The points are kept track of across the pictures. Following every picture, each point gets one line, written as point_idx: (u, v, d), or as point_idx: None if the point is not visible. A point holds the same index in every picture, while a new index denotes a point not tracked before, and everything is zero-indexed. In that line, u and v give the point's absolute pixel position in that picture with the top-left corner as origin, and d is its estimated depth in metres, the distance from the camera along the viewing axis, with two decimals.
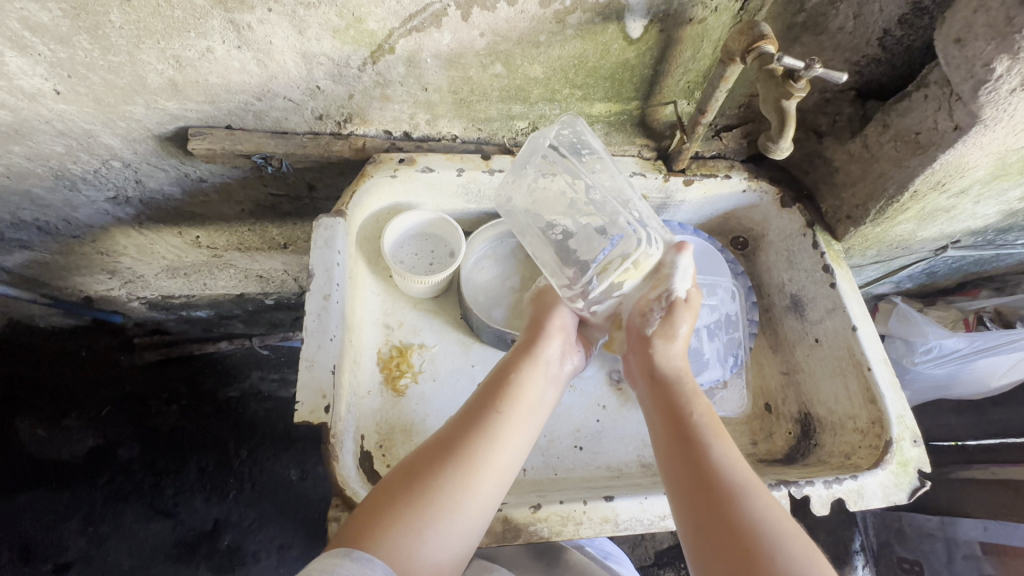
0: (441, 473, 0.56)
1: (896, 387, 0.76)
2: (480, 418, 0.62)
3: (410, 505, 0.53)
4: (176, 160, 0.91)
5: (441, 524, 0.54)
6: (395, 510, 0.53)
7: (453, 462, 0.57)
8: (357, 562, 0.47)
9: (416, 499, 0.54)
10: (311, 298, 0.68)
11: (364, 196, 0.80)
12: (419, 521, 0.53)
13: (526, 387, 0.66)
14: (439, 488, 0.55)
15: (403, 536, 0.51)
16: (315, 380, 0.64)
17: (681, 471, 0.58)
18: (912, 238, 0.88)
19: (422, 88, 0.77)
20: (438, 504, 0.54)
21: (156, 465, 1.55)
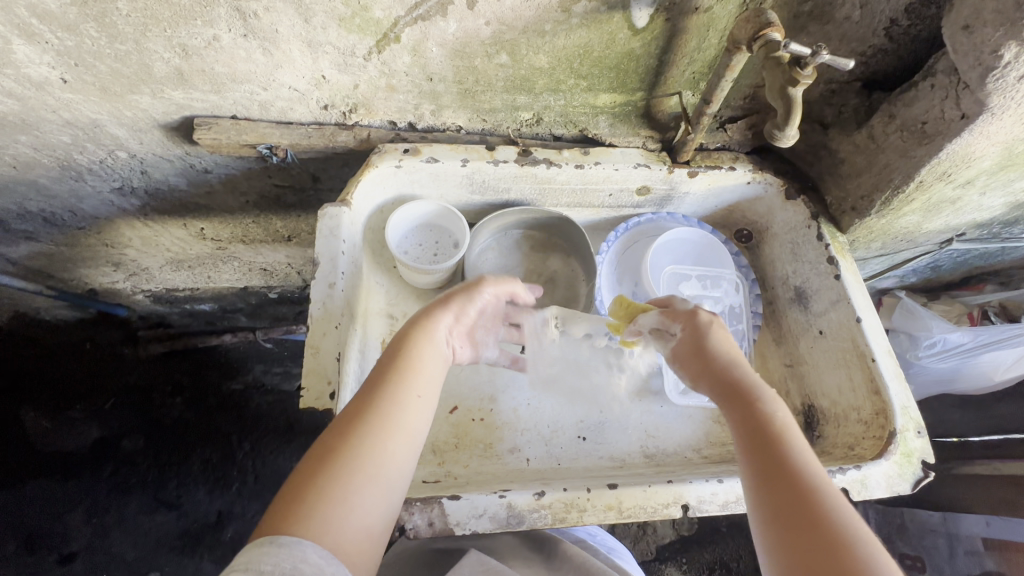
0: (357, 445, 0.53)
1: (900, 378, 0.76)
2: (385, 388, 0.58)
3: (329, 480, 0.51)
4: (181, 151, 0.91)
5: (364, 492, 0.52)
6: (313, 487, 0.50)
7: (364, 431, 0.54)
8: (285, 546, 0.45)
9: (335, 473, 0.51)
10: (316, 286, 0.69)
11: (369, 186, 0.80)
12: (339, 494, 0.50)
13: (426, 352, 0.63)
14: (354, 458, 0.53)
15: (328, 509, 0.49)
16: (321, 367, 0.64)
17: (763, 469, 0.56)
18: (917, 231, 0.88)
19: (428, 78, 0.77)
20: (356, 473, 0.52)
21: (160, 457, 1.56)
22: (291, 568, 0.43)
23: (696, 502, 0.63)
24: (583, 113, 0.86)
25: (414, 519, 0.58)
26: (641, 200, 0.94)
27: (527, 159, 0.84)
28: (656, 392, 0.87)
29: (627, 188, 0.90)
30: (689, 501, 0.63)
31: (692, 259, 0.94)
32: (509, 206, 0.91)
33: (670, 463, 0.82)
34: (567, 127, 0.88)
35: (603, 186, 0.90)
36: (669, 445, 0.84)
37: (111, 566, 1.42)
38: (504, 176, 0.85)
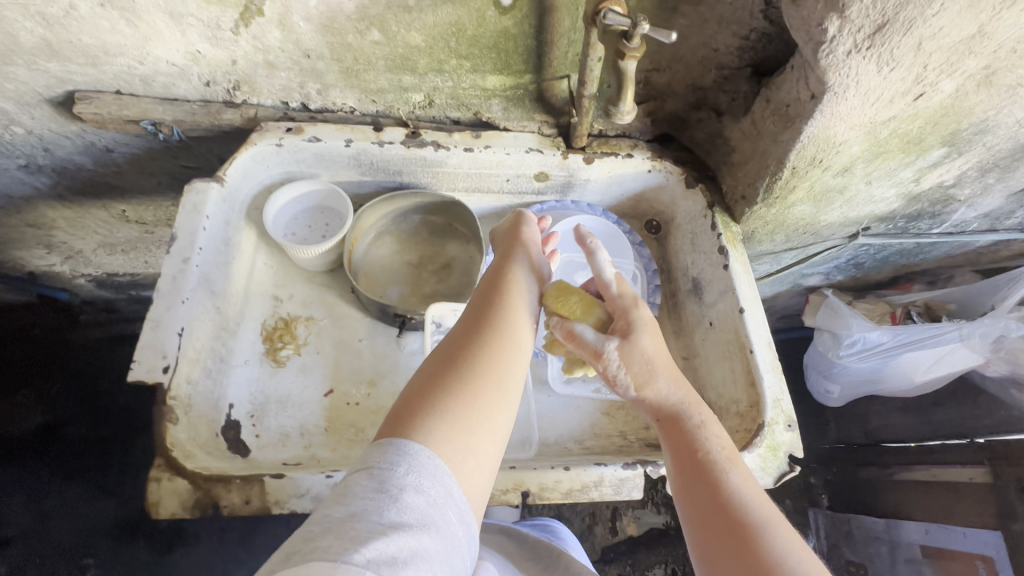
0: (471, 369, 0.53)
1: (776, 370, 0.74)
2: (488, 309, 0.60)
3: (451, 397, 0.50)
4: (77, 127, 0.91)
5: (491, 402, 0.52)
6: (440, 404, 0.49)
7: (472, 355, 0.54)
8: (418, 453, 0.44)
9: (456, 390, 0.51)
10: (169, 261, 0.68)
11: (248, 164, 0.79)
12: (462, 410, 0.50)
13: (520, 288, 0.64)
14: (473, 378, 0.53)
15: (462, 413, 0.50)
16: (159, 341, 0.63)
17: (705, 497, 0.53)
18: (816, 223, 0.86)
19: (304, 54, 0.76)
20: (478, 390, 0.52)
21: (105, 443, 1.48)
22: (440, 486, 0.43)
23: (536, 489, 0.62)
24: (474, 95, 0.84)
25: (231, 496, 0.57)
26: (542, 187, 0.92)
27: (414, 141, 0.83)
28: (542, 381, 0.85)
29: (524, 173, 0.89)
30: (528, 488, 0.62)
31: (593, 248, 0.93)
32: (404, 189, 0.90)
33: (548, 453, 0.80)
34: (460, 110, 0.86)
35: (499, 171, 0.88)
36: (552, 435, 0.82)
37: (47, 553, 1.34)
38: (392, 158, 0.84)
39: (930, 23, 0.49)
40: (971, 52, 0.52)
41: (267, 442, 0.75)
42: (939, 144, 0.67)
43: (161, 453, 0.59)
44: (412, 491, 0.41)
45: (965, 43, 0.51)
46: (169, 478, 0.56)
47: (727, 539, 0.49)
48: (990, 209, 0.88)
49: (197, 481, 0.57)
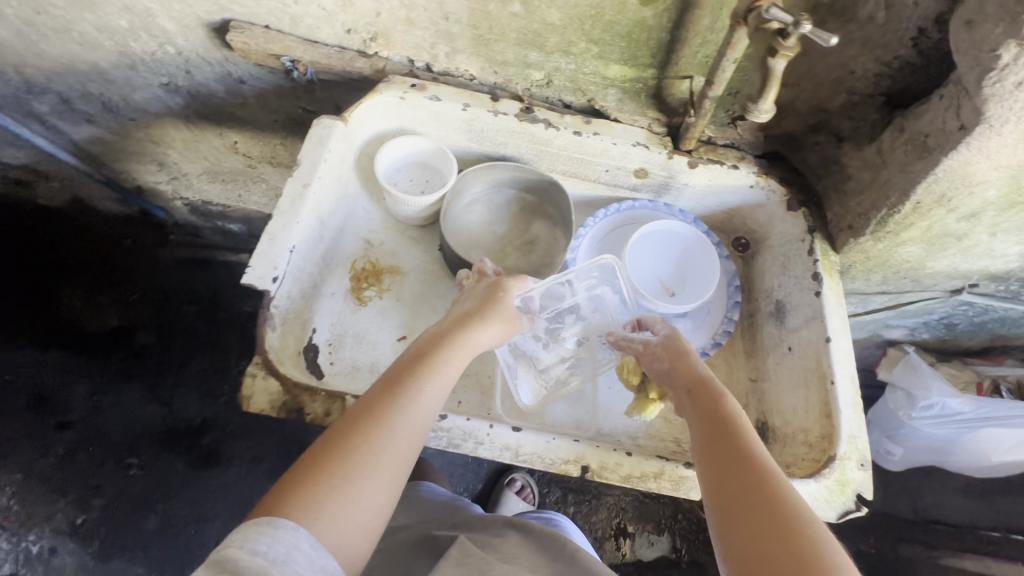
0: (365, 440, 0.53)
1: (856, 407, 0.71)
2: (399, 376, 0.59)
3: (333, 477, 0.51)
4: (221, 56, 0.99)
5: (368, 491, 0.51)
6: (314, 482, 0.50)
7: (372, 429, 0.54)
8: (280, 529, 0.46)
9: (342, 465, 0.51)
10: (290, 184, 0.73)
11: (371, 111, 0.83)
12: (341, 489, 0.50)
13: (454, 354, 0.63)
14: (363, 458, 0.52)
15: (336, 488, 0.50)
16: (270, 254, 0.67)
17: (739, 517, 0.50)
18: (921, 268, 0.82)
19: (445, 17, 0.80)
20: (362, 472, 0.52)
21: (166, 353, 1.54)
22: (283, 555, 0.45)
23: (595, 467, 0.62)
24: (594, 82, 0.86)
25: (314, 405, 0.60)
26: (638, 183, 0.92)
27: (527, 117, 0.85)
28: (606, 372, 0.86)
29: (624, 166, 0.90)
30: (588, 463, 0.62)
31: (675, 252, 0.92)
32: (504, 161, 0.92)
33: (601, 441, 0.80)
34: (575, 94, 0.88)
35: (601, 160, 0.89)
36: (605, 426, 0.82)
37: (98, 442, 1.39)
38: (503, 129, 0.87)
39: None
40: None
41: (340, 371, 0.79)
42: None
43: (259, 352, 0.62)
44: (251, 554, 0.44)
45: None
46: (263, 377, 0.60)
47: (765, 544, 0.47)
48: None
49: (287, 385, 0.60)
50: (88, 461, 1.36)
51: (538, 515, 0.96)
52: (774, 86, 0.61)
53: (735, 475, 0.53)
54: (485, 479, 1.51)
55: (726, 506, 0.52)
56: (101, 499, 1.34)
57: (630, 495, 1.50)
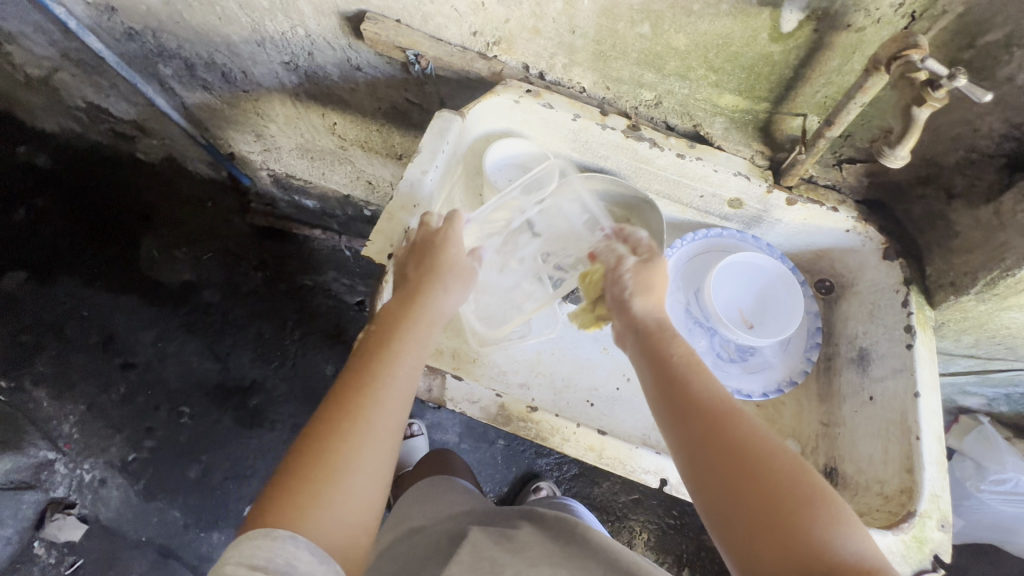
0: (343, 435, 0.56)
1: (942, 466, 0.70)
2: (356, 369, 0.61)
3: (316, 479, 0.53)
4: (346, 43, 1.05)
5: (356, 481, 0.55)
6: (296, 487, 0.53)
7: (343, 426, 0.56)
8: (275, 541, 0.49)
9: (322, 466, 0.54)
10: (410, 168, 0.78)
11: (486, 110, 0.87)
12: (328, 483, 0.53)
13: (411, 334, 0.65)
14: (343, 451, 0.55)
15: (323, 489, 0.53)
16: (390, 230, 0.75)
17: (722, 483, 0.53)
18: (1019, 336, 0.80)
19: (571, 30, 0.84)
20: (343, 467, 0.54)
21: (228, 314, 1.57)
22: (285, 563, 0.48)
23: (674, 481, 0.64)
24: (703, 108, 0.88)
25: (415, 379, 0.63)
26: (730, 213, 0.94)
27: (633, 134, 0.88)
28: None
29: (720, 194, 0.91)
30: (668, 477, 0.64)
31: (761, 284, 0.92)
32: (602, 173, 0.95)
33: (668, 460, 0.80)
34: (681, 118, 0.90)
35: (697, 185, 0.91)
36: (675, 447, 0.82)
37: (156, 388, 1.46)
38: (607, 143, 0.89)
39: None
40: None
41: None
42: None
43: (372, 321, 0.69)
44: (251, 569, 0.48)
45: None
46: None
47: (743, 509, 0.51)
48: None
49: None
50: (145, 402, 1.44)
51: (557, 503, 0.98)
52: (915, 135, 0.62)
53: (709, 458, 0.55)
54: (513, 482, 1.51)
55: (707, 489, 0.54)
56: (152, 441, 1.42)
57: (657, 523, 1.48)
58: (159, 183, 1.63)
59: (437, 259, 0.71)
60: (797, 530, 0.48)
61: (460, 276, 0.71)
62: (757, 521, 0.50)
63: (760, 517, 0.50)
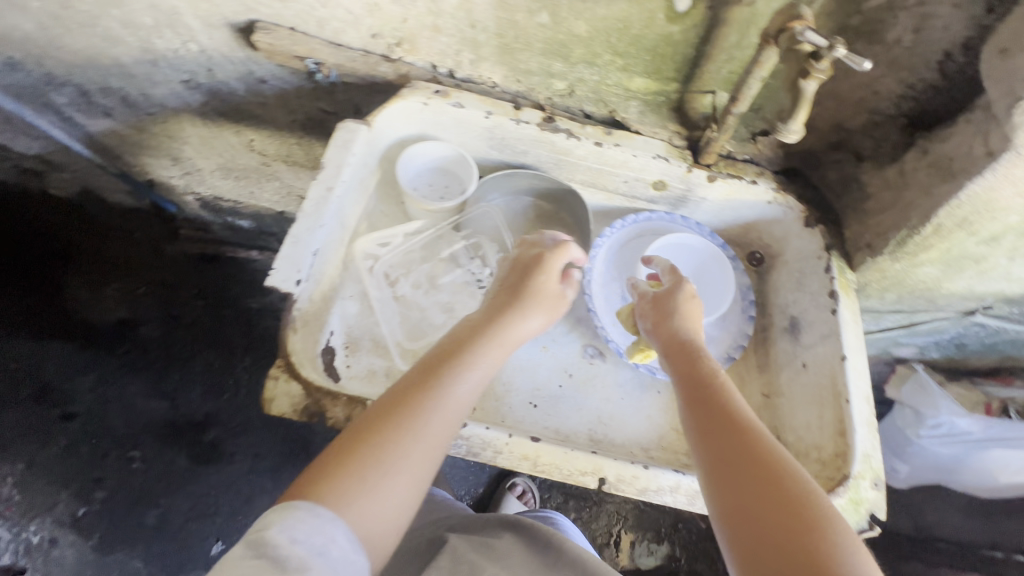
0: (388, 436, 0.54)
1: (872, 426, 0.71)
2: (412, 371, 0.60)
3: (358, 475, 0.52)
4: (244, 55, 0.99)
5: (394, 484, 0.53)
6: (340, 477, 0.52)
7: (394, 426, 0.55)
8: (314, 521, 0.48)
9: (364, 459, 0.53)
10: (314, 187, 0.73)
11: (394, 115, 0.83)
12: (368, 478, 0.52)
13: (474, 348, 0.63)
14: (388, 451, 0.54)
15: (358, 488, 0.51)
16: (295, 256, 0.67)
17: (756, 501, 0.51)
18: (936, 289, 0.83)
19: (471, 25, 0.81)
20: (386, 468, 0.53)
21: (172, 347, 1.43)
22: (320, 546, 0.47)
23: (613, 479, 0.63)
24: (616, 93, 0.86)
25: (336, 409, 0.60)
26: (656, 196, 0.93)
27: (549, 126, 0.86)
28: (619, 382, 0.86)
29: (643, 178, 0.90)
30: (607, 475, 0.62)
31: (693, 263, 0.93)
32: (523, 169, 0.93)
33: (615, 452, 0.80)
34: (597, 105, 0.89)
35: (620, 172, 0.90)
36: (620, 437, 0.82)
37: (102, 439, 1.24)
38: (524, 137, 0.87)
39: None
40: None
41: (357, 374, 0.78)
42: None
43: (282, 354, 0.63)
44: (289, 542, 0.46)
45: None
46: (286, 379, 0.61)
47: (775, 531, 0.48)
48: None
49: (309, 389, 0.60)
50: None
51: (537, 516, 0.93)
52: (807, 105, 0.61)
53: (748, 470, 0.53)
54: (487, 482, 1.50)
55: (736, 508, 0.51)
56: (104, 492, 1.20)
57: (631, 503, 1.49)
58: (71, 217, 1.46)
59: (528, 284, 0.70)
60: (815, 551, 0.46)
61: (542, 302, 0.69)
62: (775, 539, 0.48)
63: (776, 527, 0.48)
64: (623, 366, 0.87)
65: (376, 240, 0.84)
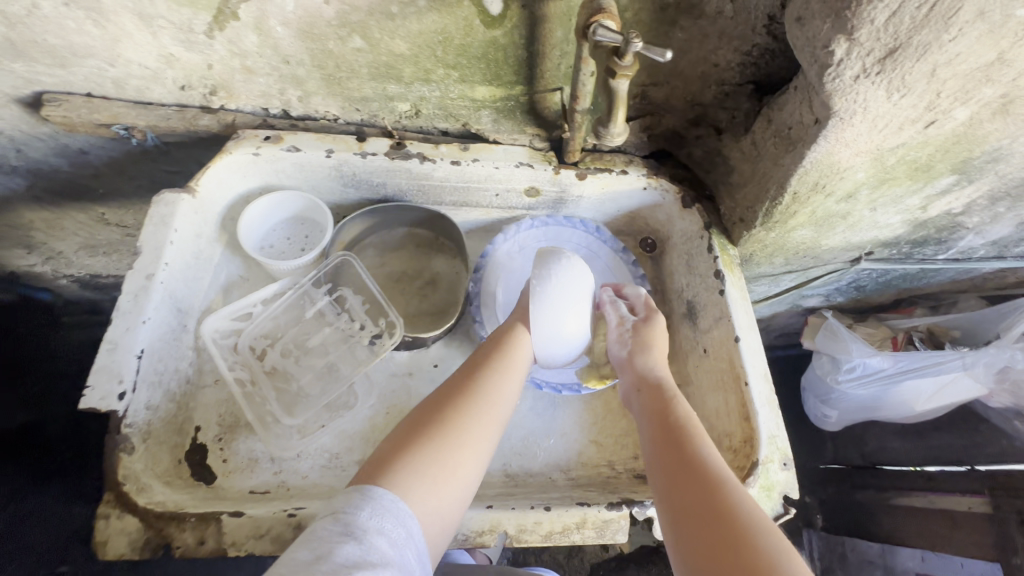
0: (446, 433, 0.56)
1: (773, 404, 0.70)
2: (460, 378, 0.63)
3: (431, 465, 0.53)
4: (48, 129, 0.86)
5: (467, 469, 0.56)
6: (401, 459, 0.53)
7: (451, 426, 0.57)
8: (380, 501, 0.48)
9: (436, 450, 0.54)
10: (131, 278, 0.64)
11: (223, 173, 0.75)
12: (439, 470, 0.53)
13: (510, 357, 0.66)
14: (456, 442, 0.56)
15: (421, 476, 0.52)
16: (115, 365, 0.59)
17: (689, 494, 0.51)
18: (817, 246, 0.82)
19: (283, 60, 0.72)
20: (456, 458, 0.55)
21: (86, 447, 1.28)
22: (391, 528, 0.47)
23: (514, 531, 0.59)
24: (463, 106, 0.80)
25: (184, 536, 0.52)
26: (533, 203, 0.87)
27: (399, 153, 0.78)
28: (528, 407, 0.81)
29: (514, 188, 0.84)
30: (507, 529, 0.59)
31: (571, 307, 0.66)
32: (387, 202, 0.86)
33: (532, 483, 0.76)
34: (448, 120, 0.82)
35: (487, 186, 0.84)
36: (536, 465, 0.78)
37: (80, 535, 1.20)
38: (376, 170, 0.80)
39: (946, 49, 0.46)
40: (989, 79, 0.49)
41: (235, 468, 0.70)
42: (949, 171, 0.63)
43: (109, 488, 0.55)
44: (359, 519, 0.46)
45: (984, 70, 0.48)
46: (119, 515, 0.53)
47: (707, 526, 0.48)
48: (998, 237, 0.84)
49: (147, 518, 0.53)
50: None
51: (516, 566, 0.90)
52: (622, 108, 0.62)
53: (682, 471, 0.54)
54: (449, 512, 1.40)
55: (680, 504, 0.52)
56: None
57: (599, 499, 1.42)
58: None
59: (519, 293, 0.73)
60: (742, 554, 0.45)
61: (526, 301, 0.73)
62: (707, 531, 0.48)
63: (709, 532, 0.47)
64: (528, 390, 0.82)
65: (228, 315, 0.74)
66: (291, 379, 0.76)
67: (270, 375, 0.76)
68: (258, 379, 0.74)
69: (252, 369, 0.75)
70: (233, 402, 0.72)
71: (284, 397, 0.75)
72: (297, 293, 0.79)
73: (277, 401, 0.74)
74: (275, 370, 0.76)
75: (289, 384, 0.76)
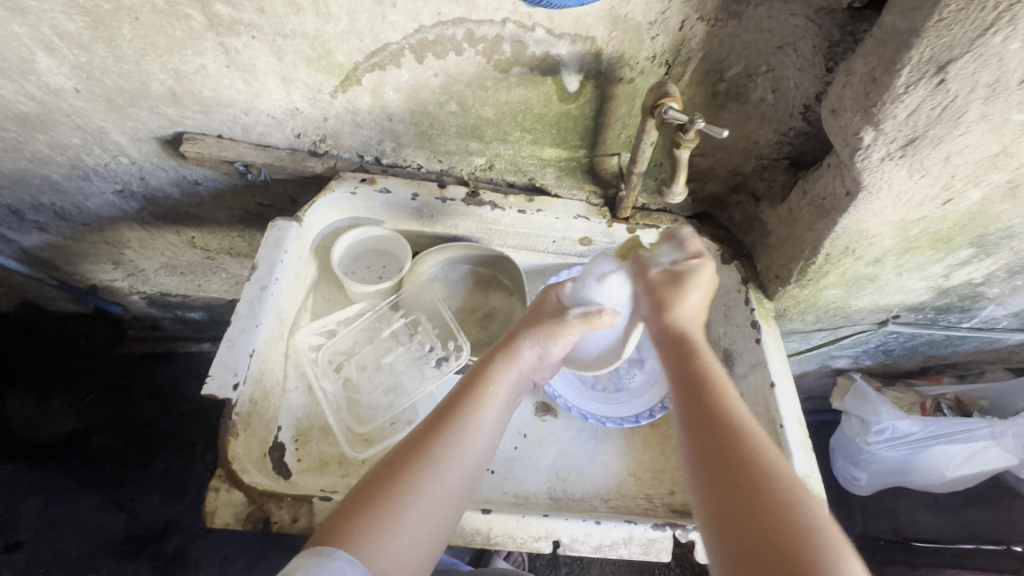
0: (403, 482, 0.56)
1: (806, 447, 0.76)
2: (444, 415, 0.63)
3: (373, 518, 0.53)
4: (175, 162, 1.01)
5: (412, 523, 0.55)
6: (358, 514, 0.54)
7: (409, 475, 0.57)
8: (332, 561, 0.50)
9: (379, 504, 0.54)
10: (248, 288, 0.75)
11: (324, 208, 0.88)
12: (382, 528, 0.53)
13: (488, 393, 0.65)
14: (403, 494, 0.55)
15: (376, 532, 0.53)
16: (232, 360, 0.70)
17: (728, 484, 0.52)
18: (847, 306, 0.89)
19: (388, 118, 0.86)
20: (401, 511, 0.55)
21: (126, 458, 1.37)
22: None
23: (567, 540, 0.65)
24: (532, 163, 0.92)
25: (281, 512, 0.63)
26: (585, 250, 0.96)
27: (473, 201, 0.91)
28: (573, 437, 0.87)
29: (569, 237, 0.94)
30: (560, 538, 0.65)
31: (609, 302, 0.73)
32: (456, 241, 0.96)
33: (575, 507, 0.81)
34: (517, 175, 0.95)
35: (546, 233, 0.94)
36: (579, 491, 0.83)
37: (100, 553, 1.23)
38: (453, 213, 0.92)
39: (956, 141, 0.56)
40: (994, 167, 0.59)
41: (306, 467, 0.78)
42: (968, 244, 0.72)
43: (221, 464, 0.65)
44: None
45: (990, 159, 0.58)
46: (227, 489, 0.63)
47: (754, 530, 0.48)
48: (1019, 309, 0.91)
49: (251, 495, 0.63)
50: None
51: None
52: (683, 172, 0.73)
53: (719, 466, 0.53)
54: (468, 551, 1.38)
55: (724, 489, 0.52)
56: None
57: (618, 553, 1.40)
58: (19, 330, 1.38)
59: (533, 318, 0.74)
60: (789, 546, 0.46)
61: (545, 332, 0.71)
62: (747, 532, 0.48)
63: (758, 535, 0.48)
64: (574, 421, 0.89)
65: (316, 330, 0.85)
66: (362, 389, 0.85)
67: (346, 384, 0.85)
68: (335, 387, 0.84)
69: (329, 376, 0.84)
70: (311, 407, 0.82)
71: (355, 405, 0.84)
72: (373, 314, 0.90)
73: (349, 408, 0.83)
74: (350, 381, 0.85)
75: (360, 394, 0.85)
